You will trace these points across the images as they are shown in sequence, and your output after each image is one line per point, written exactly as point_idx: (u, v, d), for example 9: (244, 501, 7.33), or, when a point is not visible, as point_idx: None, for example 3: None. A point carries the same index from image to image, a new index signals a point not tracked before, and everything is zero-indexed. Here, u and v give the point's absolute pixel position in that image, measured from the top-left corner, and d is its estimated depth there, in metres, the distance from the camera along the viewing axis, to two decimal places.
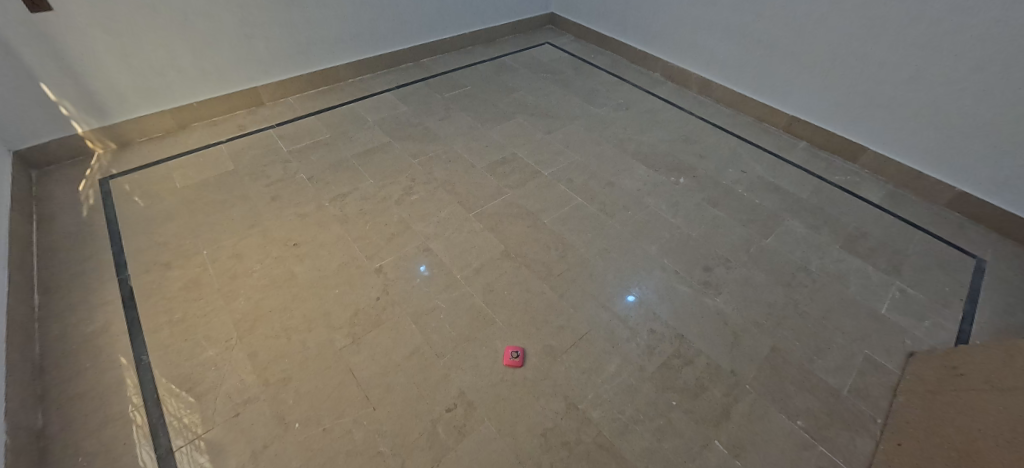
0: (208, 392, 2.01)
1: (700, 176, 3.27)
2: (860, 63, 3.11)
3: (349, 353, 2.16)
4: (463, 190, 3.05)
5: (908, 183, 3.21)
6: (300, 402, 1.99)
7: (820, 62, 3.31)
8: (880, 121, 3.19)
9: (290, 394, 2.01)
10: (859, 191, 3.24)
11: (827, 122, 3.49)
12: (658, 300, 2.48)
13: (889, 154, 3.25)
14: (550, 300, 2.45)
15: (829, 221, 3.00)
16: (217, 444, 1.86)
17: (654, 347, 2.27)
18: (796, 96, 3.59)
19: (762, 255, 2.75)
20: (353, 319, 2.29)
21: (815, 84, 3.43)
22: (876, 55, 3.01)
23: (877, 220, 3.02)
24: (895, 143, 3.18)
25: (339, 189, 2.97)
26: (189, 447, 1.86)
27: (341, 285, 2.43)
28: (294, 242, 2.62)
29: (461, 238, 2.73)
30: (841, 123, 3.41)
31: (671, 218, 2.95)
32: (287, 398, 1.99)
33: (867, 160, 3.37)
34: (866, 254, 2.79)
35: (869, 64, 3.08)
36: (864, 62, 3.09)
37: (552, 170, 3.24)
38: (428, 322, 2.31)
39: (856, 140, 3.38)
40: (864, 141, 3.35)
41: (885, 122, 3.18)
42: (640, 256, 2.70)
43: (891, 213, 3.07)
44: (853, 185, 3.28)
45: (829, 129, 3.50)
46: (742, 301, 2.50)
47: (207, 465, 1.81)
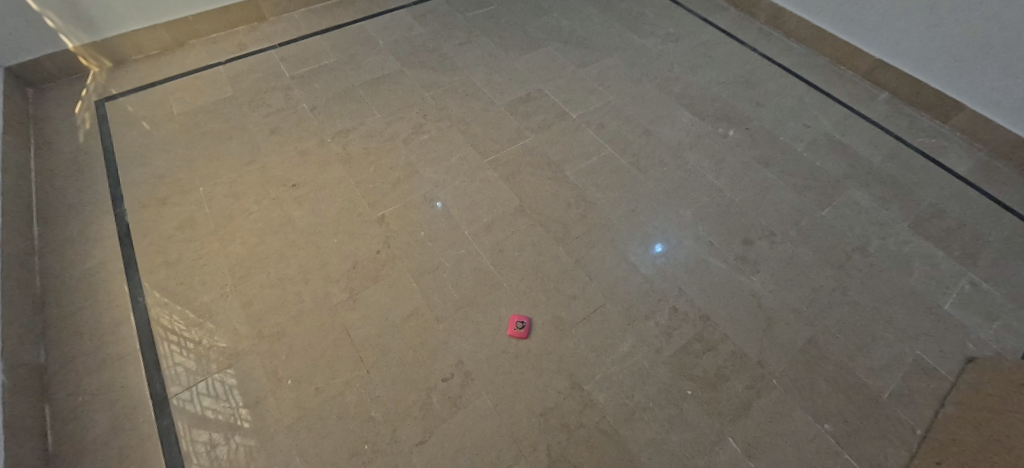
0: (203, 340, 1.97)
1: (753, 129, 2.81)
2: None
3: (345, 310, 2.05)
4: (479, 131, 2.73)
5: (1007, 153, 2.68)
6: (293, 359, 1.92)
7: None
8: (987, 75, 2.61)
9: (283, 350, 1.94)
10: (942, 158, 2.74)
11: (921, 71, 2.89)
12: (686, 275, 2.21)
13: (993, 115, 2.69)
14: (564, 265, 2.22)
15: (900, 193, 2.58)
16: (209, 395, 1.84)
17: (674, 328, 2.05)
18: (886, 35, 2.95)
19: (813, 231, 2.40)
20: (351, 272, 2.15)
21: (909, 23, 2.81)
22: None
23: (960, 196, 2.57)
24: (1002, 102, 2.61)
25: (343, 123, 2.73)
26: (185, 394, 1.84)
27: (341, 234, 2.27)
28: (294, 184, 2.45)
29: (472, 189, 2.48)
30: (937, 73, 2.82)
31: (713, 178, 2.57)
32: (280, 353, 1.93)
33: (962, 120, 2.81)
34: (939, 237, 2.40)
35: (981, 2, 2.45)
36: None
37: (582, 112, 2.84)
38: (429, 281, 2.15)
39: (953, 95, 2.81)
40: (962, 97, 2.77)
41: (993, 76, 2.59)
42: (672, 222, 2.39)
43: (978, 190, 2.60)
44: (937, 151, 2.78)
45: (921, 80, 2.90)
46: (783, 283, 2.21)
47: (201, 413, 1.80)
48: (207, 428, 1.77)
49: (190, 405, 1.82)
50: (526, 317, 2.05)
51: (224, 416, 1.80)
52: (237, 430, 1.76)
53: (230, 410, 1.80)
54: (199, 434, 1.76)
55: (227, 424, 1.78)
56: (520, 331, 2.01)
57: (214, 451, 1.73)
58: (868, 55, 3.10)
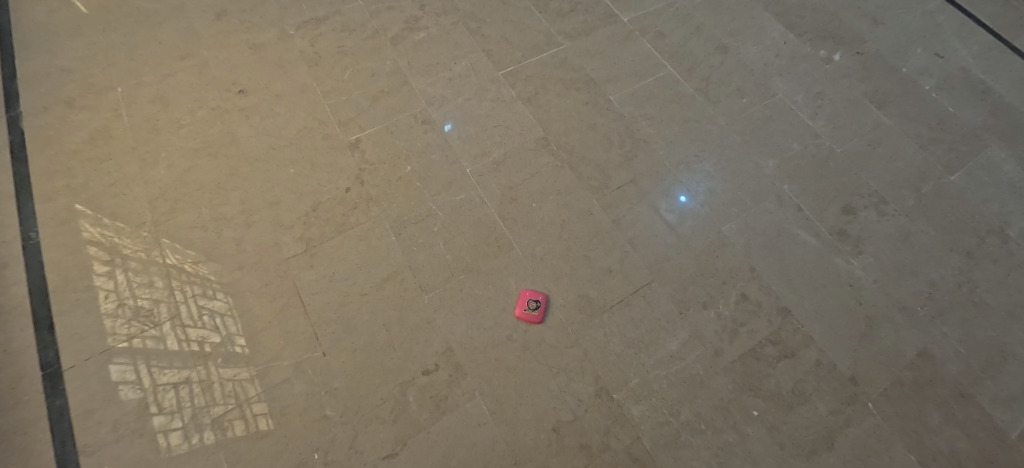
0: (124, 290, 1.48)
1: (866, 55, 2.07)
2: None
3: (301, 268, 1.55)
4: (495, 32, 2.02)
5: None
6: (226, 328, 1.43)
7: None
8: None
9: (215, 315, 1.45)
10: None
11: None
12: (763, 250, 1.61)
13: None
14: (598, 226, 1.64)
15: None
16: (136, 356, 1.38)
17: (743, 323, 1.50)
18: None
19: (938, 201, 1.76)
20: (310, 216, 1.63)
21: None
22: None
23: None
24: None
25: (313, 11, 2.07)
26: (113, 349, 1.39)
27: (299, 163, 1.73)
28: (240, 88, 1.89)
29: (480, 111, 1.83)
30: None
31: (808, 118, 1.88)
32: (211, 320, 1.44)
33: None
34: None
35: None
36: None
37: (636, 14, 2.08)
38: (414, 236, 1.60)
39: None
40: None
41: None
42: (749, 175, 1.74)
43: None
44: None
45: None
46: (892, 272, 1.62)
47: (132, 378, 1.35)
48: (135, 398, 1.32)
49: (121, 361, 1.37)
50: (541, 296, 1.51)
51: (158, 383, 1.34)
52: (188, 389, 1.34)
53: (167, 376, 1.35)
54: (136, 395, 1.32)
55: (161, 394, 1.33)
56: (533, 316, 1.48)
57: (156, 419, 1.30)
58: None
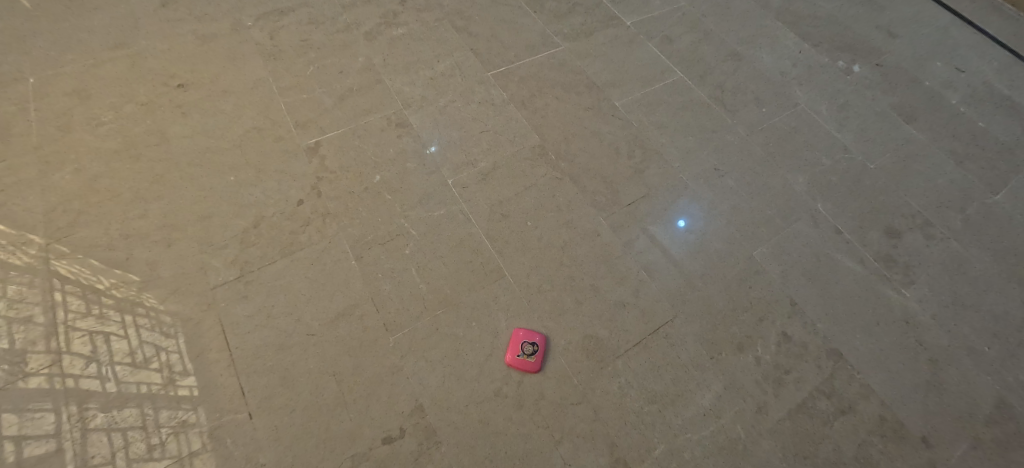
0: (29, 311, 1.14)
1: (886, 66, 1.85)
2: None
3: (232, 300, 1.21)
4: (484, 30, 1.79)
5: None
6: (132, 376, 1.08)
7: None
8: None
9: (122, 358, 1.11)
10: None
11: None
12: (802, 279, 1.35)
13: None
14: (606, 250, 1.36)
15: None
16: (49, 397, 1.04)
17: (788, 370, 1.21)
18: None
19: (986, 223, 1.50)
20: (250, 234, 1.31)
21: None
22: None
23: None
24: None
25: (276, 2, 1.81)
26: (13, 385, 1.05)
27: (244, 169, 1.42)
28: (179, 82, 1.59)
29: (465, 114, 1.57)
30: None
31: (835, 130, 1.66)
32: (116, 365, 1.10)
33: None
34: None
35: None
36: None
37: (639, 18, 1.88)
38: (379, 260, 1.29)
39: None
40: None
41: None
42: (777, 191, 1.50)
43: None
44: None
45: None
46: (950, 305, 1.35)
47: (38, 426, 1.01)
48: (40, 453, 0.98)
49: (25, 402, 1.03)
50: (538, 338, 1.19)
51: (76, 432, 1.01)
52: (117, 442, 1.01)
53: (91, 424, 1.02)
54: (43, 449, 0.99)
55: (79, 448, 1.00)
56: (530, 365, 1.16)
57: None
58: None
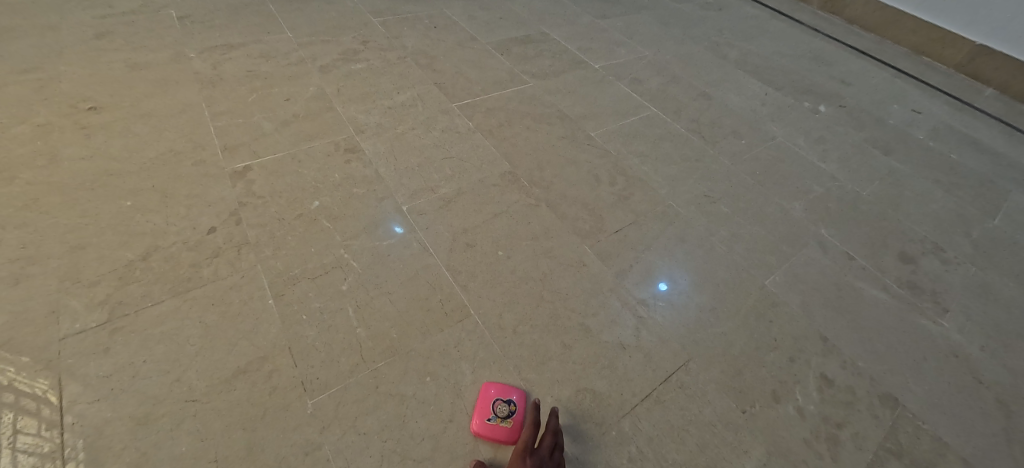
0: None
1: (851, 108, 1.87)
2: None
3: (86, 355, 0.87)
4: (448, 68, 1.71)
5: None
6: None
7: None
8: None
9: None
10: None
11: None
12: (827, 311, 1.13)
13: None
14: (595, 281, 1.11)
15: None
16: None
17: (841, 424, 0.94)
18: (989, 15, 2.08)
19: (996, 248, 1.37)
20: (136, 269, 1.00)
21: None
22: None
23: None
24: None
25: (226, 38, 1.69)
26: None
27: (147, 194, 1.15)
28: (92, 104, 1.36)
29: (425, 141, 1.40)
30: None
31: (818, 161, 1.57)
32: None
33: None
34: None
35: None
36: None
37: (606, 63, 1.88)
38: (306, 298, 0.99)
39: None
40: None
41: None
42: (774, 217, 1.34)
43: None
44: None
45: None
46: (994, 335, 1.14)
47: None
48: None
49: None
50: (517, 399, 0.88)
51: None
52: None
53: None
54: None
55: None
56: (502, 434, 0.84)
57: None
58: (962, 41, 2.21)
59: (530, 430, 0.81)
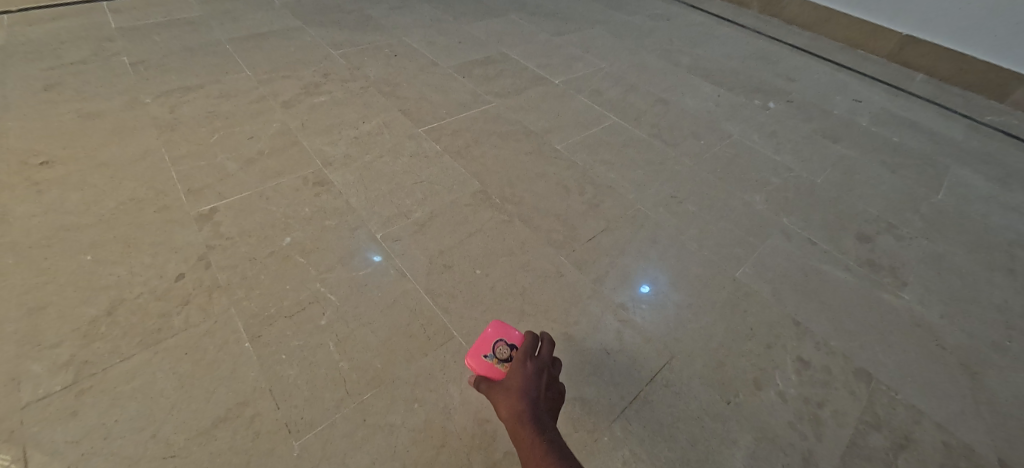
0: None
1: (797, 101, 1.98)
2: None
3: (52, 421, 0.82)
4: (412, 94, 1.73)
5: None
6: None
7: None
8: None
9: None
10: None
11: (967, 42, 2.17)
12: (796, 296, 1.18)
13: None
14: (574, 290, 1.13)
15: (1011, 171, 1.73)
16: None
17: (821, 403, 0.97)
18: (910, 7, 2.27)
19: (943, 220, 1.46)
20: (102, 324, 0.96)
21: None
22: None
23: None
24: None
25: (183, 80, 1.67)
26: None
27: (109, 245, 1.12)
28: (44, 159, 1.32)
29: (395, 168, 1.41)
30: (985, 43, 2.12)
31: (773, 154, 1.65)
32: None
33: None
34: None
35: None
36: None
37: (565, 77, 1.94)
38: (284, 337, 0.97)
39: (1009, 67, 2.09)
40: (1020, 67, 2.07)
41: None
42: (738, 211, 1.40)
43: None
44: (1016, 128, 1.99)
45: (963, 53, 2.20)
46: (950, 302, 1.21)
47: None
48: None
49: None
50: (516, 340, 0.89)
51: None
52: None
53: None
54: None
55: None
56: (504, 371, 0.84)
57: None
58: (891, 32, 2.38)
59: (529, 340, 0.84)
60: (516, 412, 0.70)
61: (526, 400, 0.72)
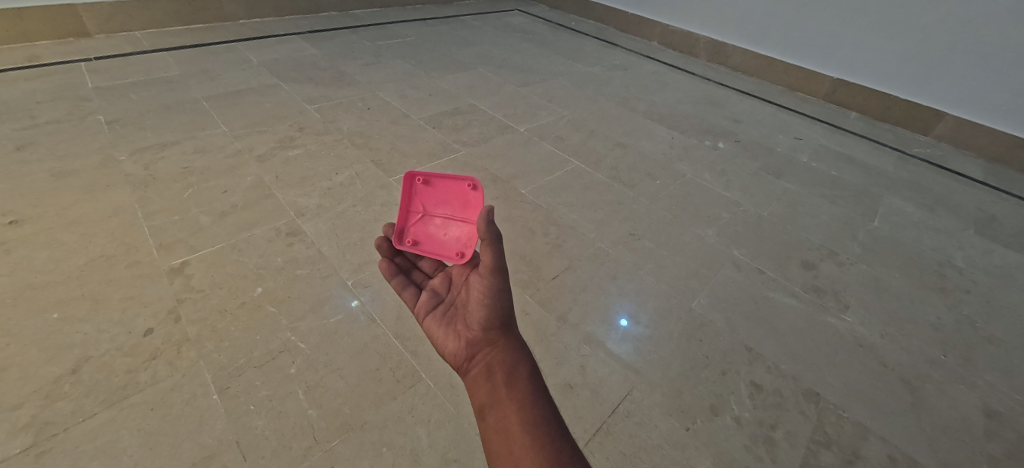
0: None
1: (744, 141, 2.15)
2: None
3: None
4: (384, 145, 1.82)
5: (1009, 156, 2.17)
6: None
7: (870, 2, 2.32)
8: (963, 73, 2.17)
9: None
10: (949, 164, 2.17)
11: (890, 83, 2.42)
12: (748, 323, 1.25)
13: (979, 120, 2.22)
14: (539, 328, 1.18)
15: (938, 198, 1.90)
16: None
17: (775, 425, 1.03)
18: (838, 53, 2.53)
19: (878, 245, 1.58)
20: (64, 383, 0.96)
21: (866, 32, 2.39)
22: None
23: (996, 199, 1.94)
24: (985, 102, 2.16)
25: (159, 137, 1.72)
26: None
27: (77, 303, 1.12)
28: (13, 218, 1.32)
29: (366, 217, 1.47)
30: (905, 85, 2.38)
31: (723, 190, 1.78)
32: None
33: (944, 128, 2.32)
34: (1015, 243, 1.68)
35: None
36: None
37: (530, 125, 2.07)
38: (253, 388, 0.99)
39: (928, 105, 2.34)
40: (937, 105, 2.31)
41: (970, 73, 2.15)
42: (692, 245, 1.49)
43: (1009, 194, 1.99)
44: (940, 159, 2.20)
45: (888, 93, 2.45)
46: (890, 322, 1.30)
47: None
48: None
49: None
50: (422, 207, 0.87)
51: None
52: None
53: None
54: None
55: None
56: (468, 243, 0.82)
57: None
58: (824, 76, 2.63)
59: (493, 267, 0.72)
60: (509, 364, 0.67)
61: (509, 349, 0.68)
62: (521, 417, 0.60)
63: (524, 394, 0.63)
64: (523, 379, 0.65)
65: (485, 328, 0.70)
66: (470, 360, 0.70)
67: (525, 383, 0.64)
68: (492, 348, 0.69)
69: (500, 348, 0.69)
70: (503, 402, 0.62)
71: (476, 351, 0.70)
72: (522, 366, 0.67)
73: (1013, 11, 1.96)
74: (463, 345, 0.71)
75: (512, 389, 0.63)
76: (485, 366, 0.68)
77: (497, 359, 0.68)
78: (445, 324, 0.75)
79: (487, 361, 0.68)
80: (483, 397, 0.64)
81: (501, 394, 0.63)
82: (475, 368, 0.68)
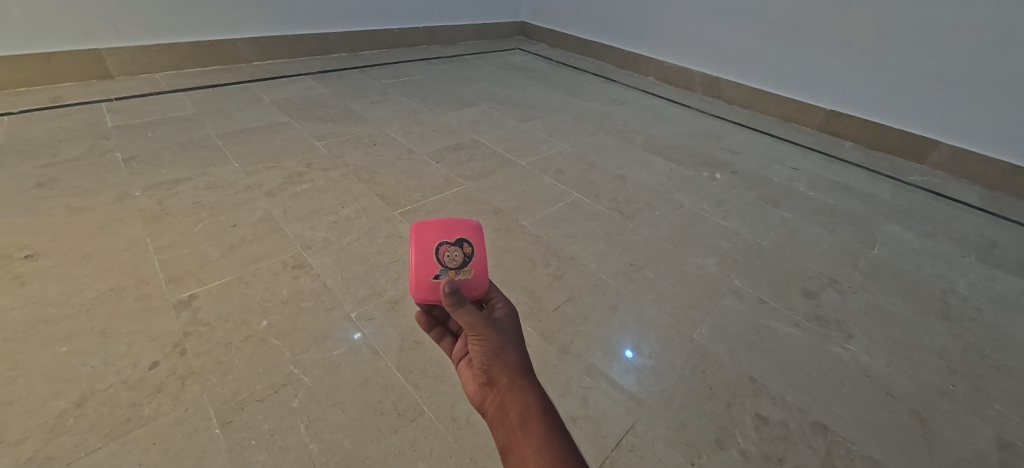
0: None
1: (741, 172, 2.19)
2: (920, 29, 2.22)
3: None
4: (388, 180, 1.87)
5: (1006, 184, 2.20)
6: None
7: (860, 38, 2.41)
8: (954, 103, 2.23)
9: None
10: (947, 191, 2.19)
11: (882, 114, 2.48)
12: (751, 353, 1.25)
13: (973, 148, 2.25)
14: (541, 359, 1.18)
15: (937, 225, 1.91)
16: None
17: (781, 459, 1.01)
18: (830, 85, 2.61)
19: (880, 273, 1.59)
20: (69, 417, 0.97)
21: (858, 66, 2.47)
22: (942, 18, 2.14)
23: (996, 225, 1.95)
24: (979, 131, 2.21)
25: (173, 174, 1.79)
26: None
27: (85, 336, 1.14)
28: (29, 253, 1.36)
29: (370, 249, 1.50)
30: (897, 115, 2.43)
31: (722, 220, 1.80)
32: None
33: (939, 157, 2.36)
34: (1017, 269, 1.68)
35: (931, 31, 2.19)
36: (932, 23, 2.18)
37: (530, 159, 2.12)
38: (254, 421, 0.99)
39: (922, 134, 2.38)
40: (931, 134, 2.36)
41: (962, 104, 2.21)
42: (692, 275, 1.50)
43: (1009, 220, 2.00)
44: (937, 187, 2.22)
45: (881, 124, 2.50)
46: (895, 351, 1.29)
47: None
48: None
49: None
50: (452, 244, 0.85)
51: None
52: None
53: None
54: None
55: None
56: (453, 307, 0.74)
57: None
58: (817, 108, 2.70)
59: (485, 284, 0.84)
60: (521, 403, 0.65)
61: (520, 387, 0.67)
62: (537, 461, 0.57)
63: (539, 435, 0.60)
64: (538, 417, 0.62)
65: (489, 369, 0.70)
66: (485, 403, 0.70)
67: (541, 423, 0.62)
68: (500, 389, 0.68)
69: (508, 389, 0.67)
70: (518, 443, 0.61)
71: (489, 391, 0.70)
72: (534, 404, 0.64)
73: (998, 47, 2.04)
74: (479, 389, 0.72)
75: (525, 430, 0.61)
76: (498, 406, 0.67)
77: (507, 399, 0.66)
78: (469, 368, 0.78)
79: (500, 402, 0.67)
80: (502, 439, 0.64)
81: (517, 436, 0.62)
82: (490, 411, 0.68)
